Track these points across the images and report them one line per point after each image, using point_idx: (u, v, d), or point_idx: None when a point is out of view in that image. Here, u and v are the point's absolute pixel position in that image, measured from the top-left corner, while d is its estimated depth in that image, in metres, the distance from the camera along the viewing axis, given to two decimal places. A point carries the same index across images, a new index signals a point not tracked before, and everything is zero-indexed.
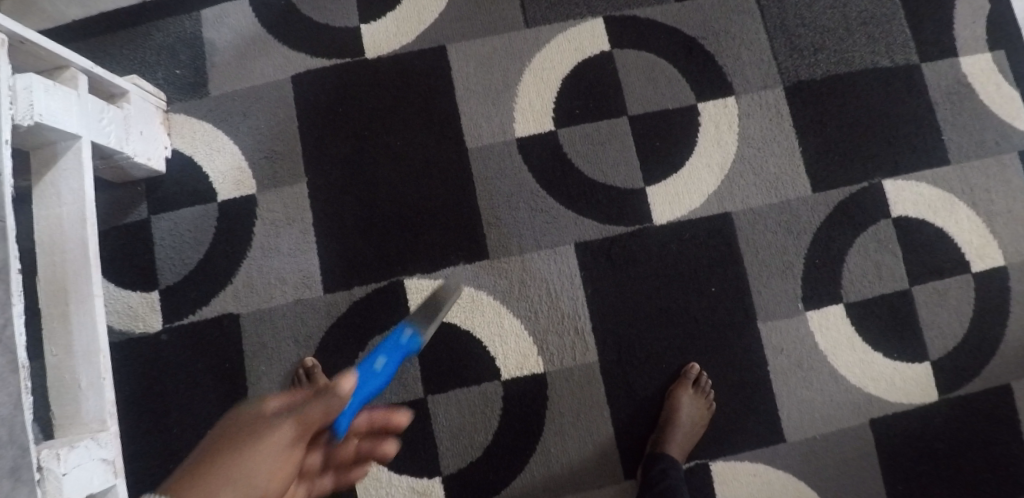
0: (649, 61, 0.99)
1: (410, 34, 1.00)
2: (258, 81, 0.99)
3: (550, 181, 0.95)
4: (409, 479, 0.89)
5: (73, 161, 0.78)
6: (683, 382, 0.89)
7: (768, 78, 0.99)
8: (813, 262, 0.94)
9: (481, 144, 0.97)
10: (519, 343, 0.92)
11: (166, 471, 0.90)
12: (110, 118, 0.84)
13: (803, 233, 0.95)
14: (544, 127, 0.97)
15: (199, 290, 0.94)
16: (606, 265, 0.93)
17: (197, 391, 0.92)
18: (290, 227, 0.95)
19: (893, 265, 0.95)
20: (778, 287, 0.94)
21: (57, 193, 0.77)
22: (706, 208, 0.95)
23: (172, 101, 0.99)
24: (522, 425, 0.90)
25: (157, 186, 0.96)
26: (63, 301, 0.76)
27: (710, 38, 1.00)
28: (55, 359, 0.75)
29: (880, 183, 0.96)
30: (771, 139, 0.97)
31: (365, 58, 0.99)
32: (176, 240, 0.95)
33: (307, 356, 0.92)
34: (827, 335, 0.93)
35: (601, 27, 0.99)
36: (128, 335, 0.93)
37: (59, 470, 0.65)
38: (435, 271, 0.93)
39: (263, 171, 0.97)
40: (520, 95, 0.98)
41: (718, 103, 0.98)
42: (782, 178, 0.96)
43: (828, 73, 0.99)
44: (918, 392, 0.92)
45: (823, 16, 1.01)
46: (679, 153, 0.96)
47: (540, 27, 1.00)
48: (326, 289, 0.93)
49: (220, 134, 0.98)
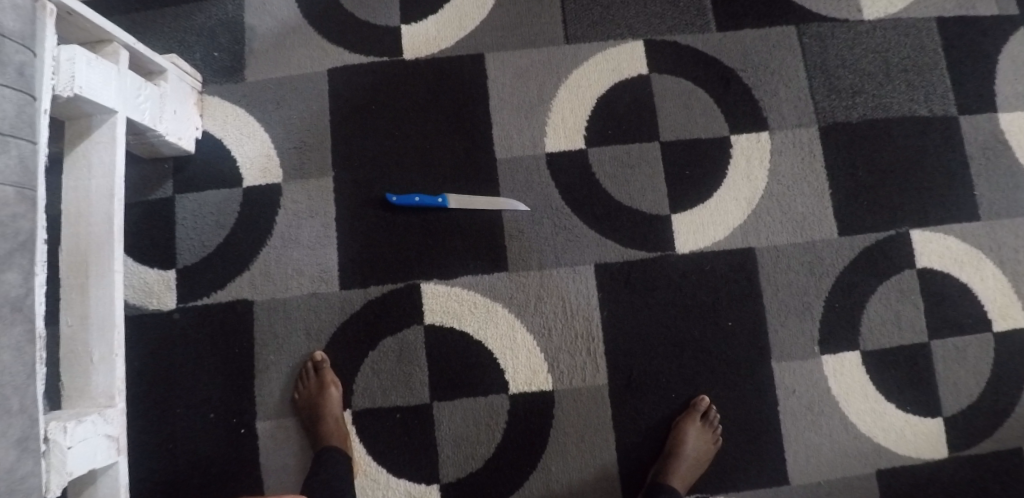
0: (686, 88, 0.99)
1: (449, 38, 1.00)
2: (295, 71, 0.99)
3: (576, 199, 0.95)
4: (407, 483, 0.88)
5: (107, 134, 0.78)
6: (691, 414, 0.88)
7: (805, 116, 0.98)
8: (832, 306, 0.93)
9: (510, 155, 0.96)
10: (529, 358, 0.91)
11: (167, 451, 0.90)
12: (146, 95, 0.84)
13: (825, 275, 0.94)
14: (576, 144, 0.96)
15: (216, 273, 0.94)
16: (624, 288, 0.93)
17: (204, 373, 0.91)
18: (312, 219, 0.95)
19: (913, 316, 0.94)
20: (795, 328, 0.93)
21: (88, 165, 0.77)
22: (731, 241, 0.94)
23: (208, 82, 0.99)
24: (526, 441, 0.89)
25: (185, 166, 0.97)
26: (83, 273, 0.76)
27: (749, 71, 1.00)
28: (69, 330, 0.75)
29: (908, 232, 0.95)
30: (802, 177, 0.97)
31: (403, 58, 0.99)
32: (198, 221, 0.95)
33: (316, 350, 0.91)
34: (840, 381, 0.92)
35: (640, 49, 0.99)
36: (141, 311, 0.93)
37: (63, 443, 0.66)
38: (453, 277, 0.93)
39: (291, 161, 0.97)
40: (554, 110, 0.98)
41: (751, 136, 0.97)
42: (809, 218, 0.96)
43: (864, 117, 0.99)
44: (928, 447, 0.90)
45: (865, 59, 1.00)
46: (708, 184, 0.96)
47: (580, 43, 1.00)
48: (342, 285, 0.93)
49: (252, 120, 0.98)
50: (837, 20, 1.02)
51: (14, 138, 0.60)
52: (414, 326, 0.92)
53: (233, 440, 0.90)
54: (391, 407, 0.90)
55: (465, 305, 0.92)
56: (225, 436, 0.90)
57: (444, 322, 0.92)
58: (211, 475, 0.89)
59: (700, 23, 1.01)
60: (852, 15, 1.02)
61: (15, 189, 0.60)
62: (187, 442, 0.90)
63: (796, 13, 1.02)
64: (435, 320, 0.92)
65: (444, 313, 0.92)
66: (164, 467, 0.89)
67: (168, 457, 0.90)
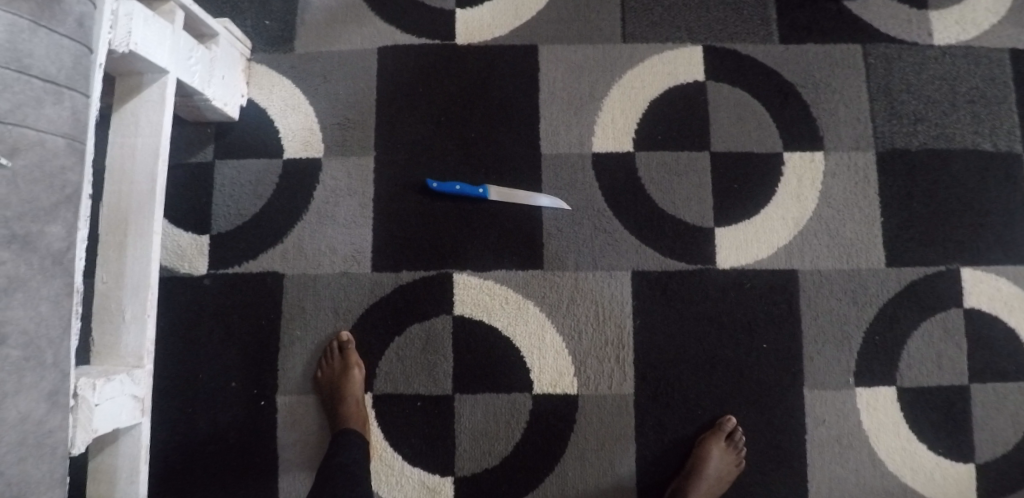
0: (742, 99, 0.96)
1: (505, 27, 0.98)
2: (345, 46, 0.98)
3: (619, 203, 0.93)
4: (421, 472, 0.88)
5: (157, 94, 0.77)
6: (716, 434, 0.86)
7: (862, 139, 0.95)
8: (872, 338, 0.91)
9: (556, 152, 0.94)
10: (557, 360, 0.90)
11: (186, 416, 0.90)
12: (197, 57, 0.83)
13: (868, 305, 0.91)
14: (623, 146, 0.94)
15: (250, 243, 0.93)
16: (659, 298, 0.91)
17: (229, 342, 0.91)
18: (350, 198, 0.94)
19: (955, 357, 0.91)
20: (832, 357, 0.90)
21: (135, 123, 0.76)
22: (774, 260, 0.92)
23: (257, 50, 0.98)
24: (545, 443, 0.88)
25: (227, 132, 0.96)
26: (122, 231, 0.75)
27: (809, 87, 0.96)
28: (104, 286, 0.75)
29: (958, 270, 0.92)
30: (853, 202, 0.94)
31: (455, 43, 0.97)
32: (235, 189, 0.94)
33: (343, 330, 0.91)
34: (873, 415, 0.89)
35: (699, 55, 0.96)
36: (171, 273, 0.92)
37: (91, 401, 0.66)
38: (487, 271, 0.91)
39: (334, 137, 0.96)
40: (604, 110, 0.95)
41: (805, 156, 0.94)
42: (856, 245, 0.93)
43: (925, 146, 0.95)
44: (956, 493, 0.88)
45: (931, 86, 0.97)
46: (755, 200, 0.93)
47: (637, 43, 0.97)
48: (374, 268, 0.92)
49: (298, 92, 0.97)
50: (906, 42, 0.98)
51: (67, 89, 0.59)
52: (443, 316, 0.91)
53: (253, 412, 0.90)
54: (412, 395, 0.90)
55: (497, 299, 0.91)
56: (245, 406, 0.90)
57: (473, 315, 0.90)
58: (229, 443, 0.89)
59: (763, 33, 0.98)
60: (922, 39, 0.98)
61: (65, 141, 0.59)
62: (207, 409, 0.90)
63: (864, 32, 0.98)
64: (464, 312, 0.91)
65: (474, 306, 0.91)
66: (182, 431, 0.89)
67: (187, 421, 0.90)
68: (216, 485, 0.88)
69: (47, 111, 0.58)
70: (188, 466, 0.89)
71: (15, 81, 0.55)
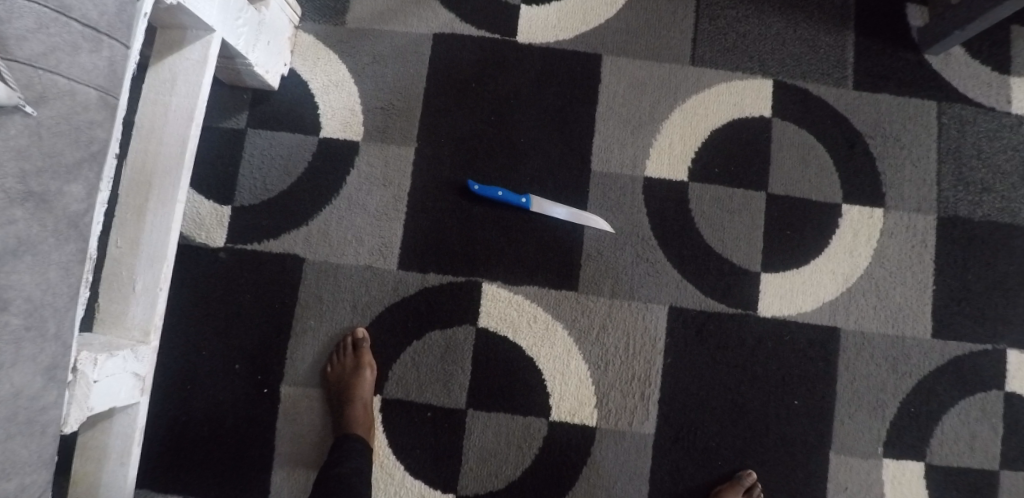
0: (807, 141, 0.91)
1: (569, 31, 0.92)
2: (399, 27, 0.92)
3: (664, 233, 0.88)
4: (422, 486, 0.83)
5: (199, 52, 0.71)
6: (735, 487, 0.82)
7: (924, 202, 0.91)
8: (906, 410, 0.87)
9: (607, 171, 0.89)
10: (579, 388, 0.85)
11: (184, 394, 0.85)
12: (245, 19, 0.76)
13: (907, 376, 0.87)
14: (678, 175, 0.89)
15: (273, 221, 0.88)
16: (694, 338, 0.87)
17: (238, 321, 0.86)
18: (384, 188, 0.89)
19: (989, 440, 0.86)
20: (863, 423, 0.87)
21: (172, 80, 0.71)
22: (817, 315, 0.88)
23: (306, 18, 0.92)
24: (556, 473, 0.84)
25: (264, 101, 0.90)
26: (144, 195, 0.70)
27: (877, 139, 0.92)
28: (117, 251, 0.70)
29: (1004, 351, 0.88)
30: (907, 266, 0.89)
31: (515, 41, 0.92)
32: (265, 162, 0.89)
33: (359, 326, 0.86)
34: (896, 488, 0.85)
35: (768, 89, 0.92)
36: (187, 241, 0.87)
37: (91, 377, 0.61)
38: (519, 285, 0.87)
39: (376, 122, 0.90)
40: (662, 133, 0.90)
41: (864, 211, 0.90)
42: (903, 311, 0.89)
43: (988, 217, 0.90)
44: None
45: (1003, 155, 0.92)
46: (807, 249, 0.89)
47: (704, 68, 0.92)
48: (400, 265, 0.87)
49: (343, 69, 0.91)
50: (983, 106, 0.93)
51: (107, 37, 0.54)
52: (466, 326, 0.86)
53: (255, 398, 0.85)
54: (423, 404, 0.85)
55: (525, 316, 0.86)
56: (247, 392, 0.85)
57: (497, 329, 0.86)
58: (226, 427, 0.84)
59: (838, 76, 0.93)
60: (1000, 105, 0.93)
61: (97, 93, 0.53)
62: (207, 388, 0.85)
63: (942, 88, 0.93)
64: (488, 324, 0.86)
65: (500, 319, 0.86)
66: (179, 409, 0.85)
67: (185, 399, 0.85)
68: (206, 469, 0.84)
69: (82, 59, 0.52)
70: (180, 447, 0.84)
71: (52, 22, 0.49)
